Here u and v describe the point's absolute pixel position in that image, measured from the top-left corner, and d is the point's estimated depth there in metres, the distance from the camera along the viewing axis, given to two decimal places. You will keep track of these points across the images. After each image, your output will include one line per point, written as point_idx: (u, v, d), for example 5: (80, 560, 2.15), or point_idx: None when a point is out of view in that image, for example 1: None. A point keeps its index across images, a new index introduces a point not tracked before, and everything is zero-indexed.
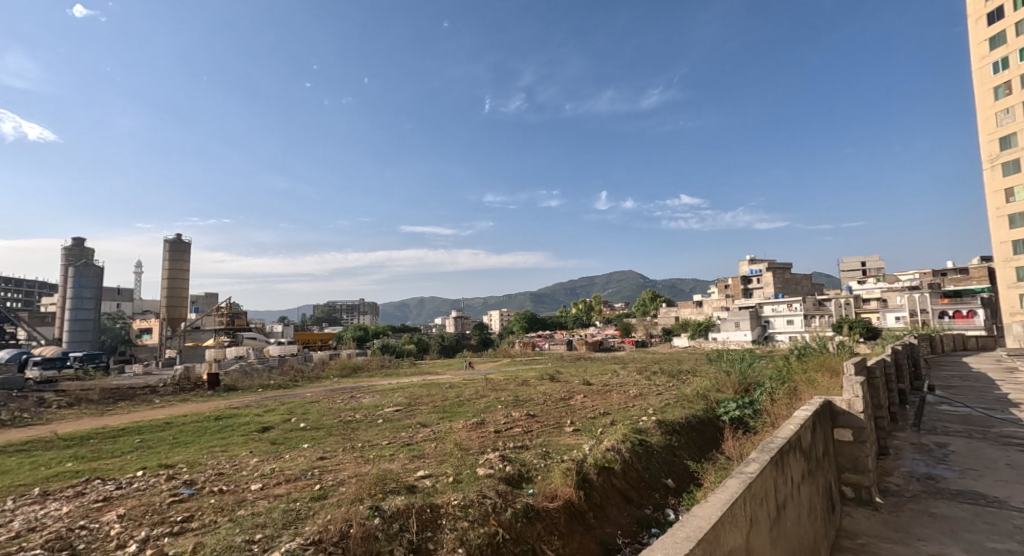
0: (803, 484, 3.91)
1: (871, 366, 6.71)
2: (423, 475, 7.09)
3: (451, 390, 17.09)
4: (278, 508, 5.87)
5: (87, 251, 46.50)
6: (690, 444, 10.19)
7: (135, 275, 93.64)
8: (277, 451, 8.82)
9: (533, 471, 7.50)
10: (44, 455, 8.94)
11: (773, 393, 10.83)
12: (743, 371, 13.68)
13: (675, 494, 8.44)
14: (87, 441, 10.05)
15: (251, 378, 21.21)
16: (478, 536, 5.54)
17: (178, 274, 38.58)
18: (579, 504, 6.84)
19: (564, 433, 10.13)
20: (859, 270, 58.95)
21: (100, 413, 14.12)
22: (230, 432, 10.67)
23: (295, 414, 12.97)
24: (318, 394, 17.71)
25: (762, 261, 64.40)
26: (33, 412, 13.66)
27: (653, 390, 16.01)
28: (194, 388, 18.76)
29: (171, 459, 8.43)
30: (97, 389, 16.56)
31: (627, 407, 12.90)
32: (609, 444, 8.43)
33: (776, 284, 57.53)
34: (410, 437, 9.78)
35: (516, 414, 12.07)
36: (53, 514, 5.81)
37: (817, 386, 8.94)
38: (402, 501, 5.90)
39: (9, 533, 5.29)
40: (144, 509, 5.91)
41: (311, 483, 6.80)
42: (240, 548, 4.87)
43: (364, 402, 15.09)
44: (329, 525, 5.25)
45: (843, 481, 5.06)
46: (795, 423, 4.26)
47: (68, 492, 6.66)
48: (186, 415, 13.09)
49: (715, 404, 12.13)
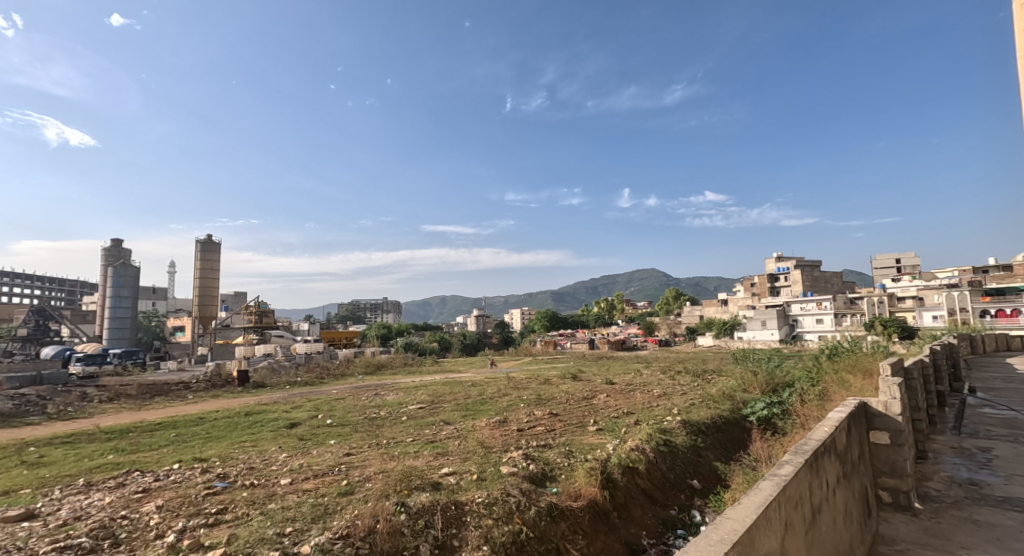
0: (838, 487, 3.82)
1: (909, 366, 6.49)
2: (448, 472, 7.14)
3: (473, 388, 17.19)
4: (306, 502, 5.99)
5: (125, 252, 48.29)
6: (716, 444, 10.02)
7: (169, 274, 97.49)
8: (305, 447, 9.00)
9: (557, 470, 7.49)
10: (87, 447, 9.33)
11: (803, 394, 10.56)
12: (771, 372, 13.39)
13: (701, 495, 8.32)
14: (126, 434, 10.45)
15: (278, 375, 21.66)
16: (502, 534, 5.57)
17: (209, 274, 39.63)
18: (604, 503, 6.80)
19: (588, 432, 10.08)
20: (893, 268, 57.04)
21: (138, 407, 14.62)
22: (259, 428, 10.95)
23: (322, 411, 13.22)
24: (343, 391, 17.99)
25: (790, 258, 62.92)
26: (77, 406, 14.26)
27: (677, 390, 15.77)
28: (224, 384, 19.24)
29: (205, 453, 8.69)
30: (135, 385, 17.16)
31: (651, 407, 12.74)
32: (633, 444, 8.37)
33: (805, 282, 56.04)
34: (434, 435, 9.86)
35: (539, 413, 12.05)
36: (96, 503, 6.06)
37: (850, 387, 8.72)
38: (428, 497, 5.98)
39: (56, 521, 5.54)
40: (180, 501, 6.10)
41: (338, 479, 6.92)
42: (272, 541, 4.99)
43: (388, 399, 15.29)
44: (357, 520, 5.33)
45: (879, 485, 4.91)
46: (829, 424, 4.17)
47: (109, 483, 6.93)
48: (218, 411, 13.44)
49: (742, 405, 11.89)
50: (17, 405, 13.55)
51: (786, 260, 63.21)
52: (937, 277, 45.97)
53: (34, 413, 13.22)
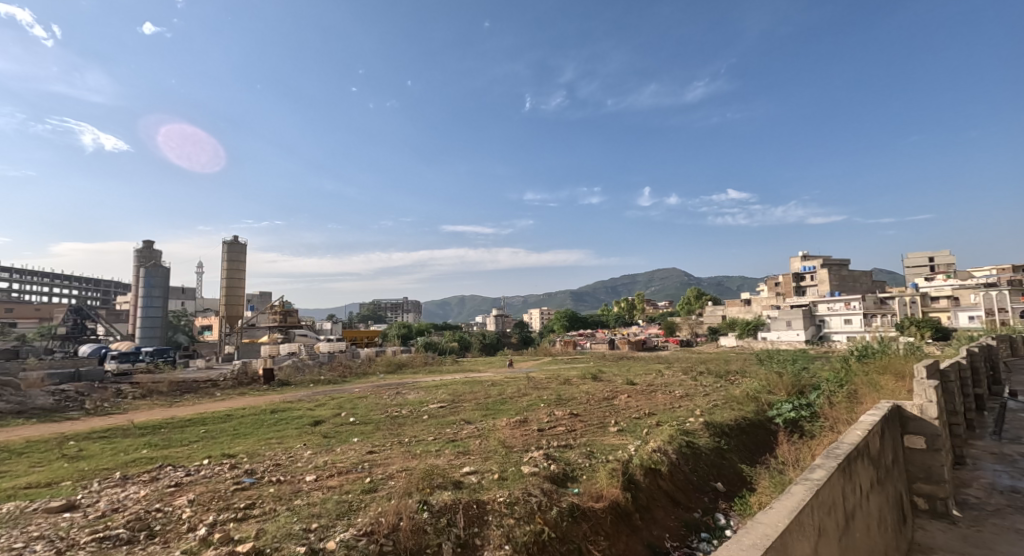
0: (872, 492, 3.72)
1: (945, 369, 6.29)
2: (469, 471, 7.17)
3: (494, 387, 17.26)
4: (331, 499, 6.09)
5: (156, 253, 49.72)
6: (740, 447, 9.86)
7: (199, 274, 100.54)
8: (329, 444, 9.15)
9: (578, 470, 7.47)
10: (122, 441, 9.66)
11: (832, 396, 10.30)
12: (797, 374, 13.13)
13: (725, 497, 8.18)
14: (159, 430, 10.78)
15: (302, 373, 22.06)
16: (524, 534, 5.57)
17: (236, 274, 40.55)
18: (626, 505, 6.75)
19: (608, 433, 10.02)
20: (926, 266, 55.39)
21: (169, 404, 15.06)
22: (285, 425, 11.17)
23: (345, 409, 13.44)
24: (366, 389, 18.26)
25: (816, 257, 61.57)
26: (112, 402, 14.76)
27: (700, 391, 15.56)
28: (251, 382, 19.70)
29: (233, 449, 8.89)
30: (167, 382, 17.66)
31: (673, 408, 12.59)
32: (655, 445, 8.31)
33: (832, 281, 54.73)
34: (455, 434, 9.93)
35: (560, 412, 12.00)
36: (132, 496, 6.27)
37: (881, 389, 8.50)
38: (450, 496, 6.02)
39: (95, 512, 5.74)
40: (211, 495, 6.27)
41: (362, 476, 7.02)
42: (298, 536, 5.09)
43: (409, 398, 15.44)
44: (381, 517, 5.39)
45: (914, 491, 4.76)
46: (863, 427, 4.06)
47: (144, 476, 7.15)
48: (245, 408, 13.74)
49: (768, 406, 11.66)
50: (58, 400, 14.11)
51: (812, 259, 61.85)
52: (973, 276, 44.48)
53: (73, 408, 13.72)
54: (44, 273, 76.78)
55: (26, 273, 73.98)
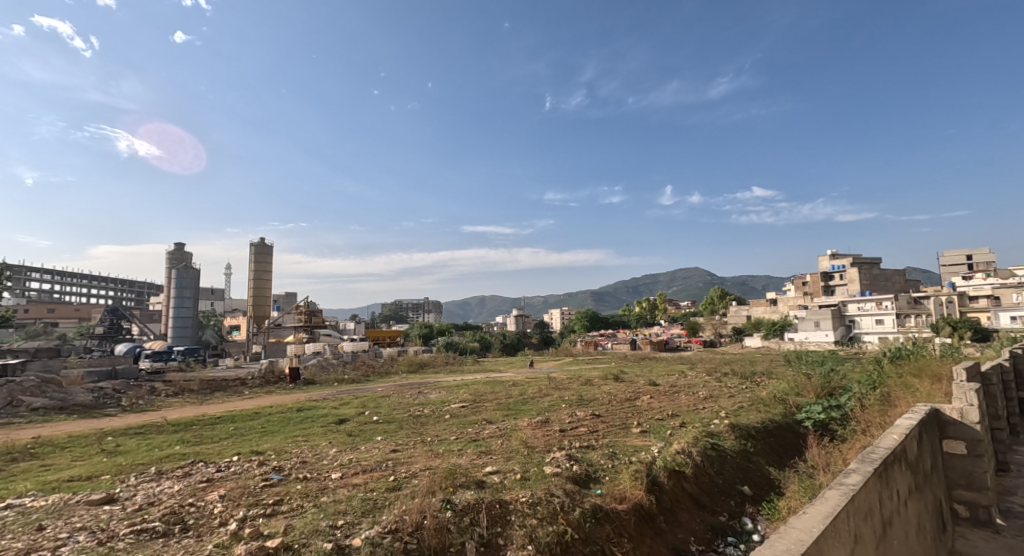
0: (910, 499, 3.59)
1: (987, 372, 6.05)
2: (491, 471, 7.18)
3: (515, 388, 17.26)
4: (357, 496, 6.18)
5: (187, 255, 51.14)
6: (768, 450, 9.66)
7: (226, 276, 103.14)
8: (353, 442, 9.28)
9: (601, 471, 7.41)
10: (157, 438, 9.95)
11: (864, 399, 10.00)
12: (827, 375, 12.79)
13: (752, 501, 8.02)
14: (191, 427, 11.09)
15: (327, 373, 22.39)
16: (547, 534, 5.56)
17: (263, 276, 41.48)
18: (650, 507, 6.67)
19: (631, 433, 9.94)
20: (963, 264, 53.49)
21: (199, 402, 15.47)
22: (311, 423, 11.36)
23: (368, 408, 13.61)
24: (388, 388, 18.47)
25: (845, 256, 60.02)
26: (147, 399, 15.20)
27: (725, 392, 15.27)
28: (278, 381, 20.12)
29: (262, 446, 9.11)
30: (197, 380, 18.11)
31: (698, 409, 12.43)
32: (679, 447, 8.19)
33: (863, 280, 53.15)
34: (477, 433, 9.96)
35: (581, 413, 11.95)
36: (167, 491, 6.46)
37: (917, 392, 8.22)
38: (472, 495, 6.05)
39: (133, 505, 5.93)
40: (241, 491, 6.42)
41: (385, 475, 7.09)
42: (325, 532, 5.16)
43: (431, 397, 15.55)
44: (405, 515, 5.44)
45: (954, 498, 4.60)
46: (899, 432, 3.92)
47: (178, 472, 7.37)
48: (272, 406, 14.03)
49: (796, 409, 11.37)
50: (96, 397, 14.65)
51: (841, 258, 60.24)
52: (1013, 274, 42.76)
53: (110, 405, 14.19)
54: (83, 274, 79.93)
55: (67, 276, 77.03)
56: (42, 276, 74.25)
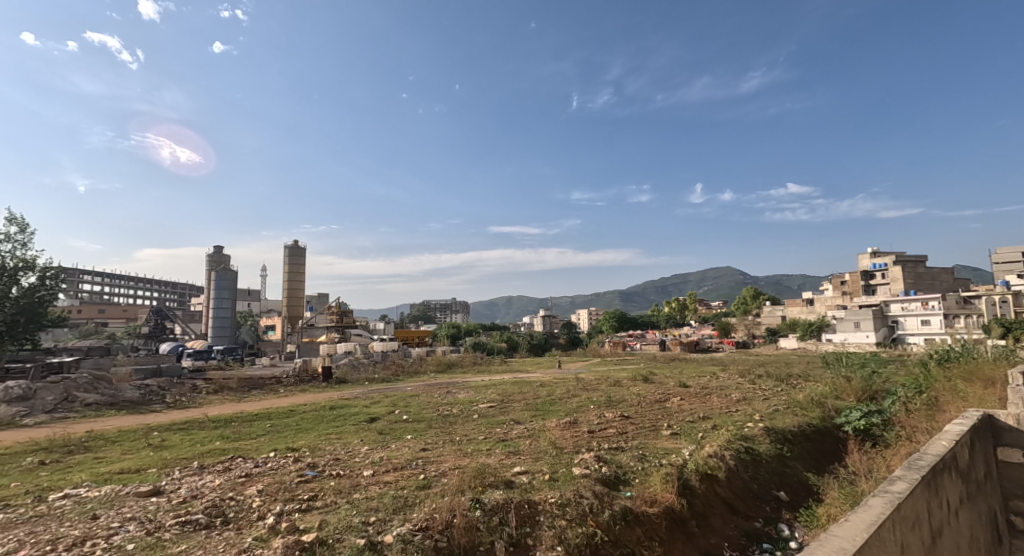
0: (961, 510, 3.46)
1: None
2: (520, 471, 7.21)
3: (543, 388, 17.24)
4: (388, 493, 6.29)
5: (225, 258, 52.90)
6: (805, 455, 9.39)
7: (262, 277, 106.26)
8: (385, 441, 9.46)
9: (631, 474, 7.35)
10: (199, 433, 10.37)
11: (909, 404, 9.63)
12: (868, 378, 12.33)
13: (789, 507, 7.80)
14: (230, 423, 11.51)
15: (358, 372, 22.84)
16: (577, 536, 5.55)
17: (297, 277, 42.57)
18: (682, 511, 6.58)
19: (661, 435, 9.83)
20: (1018, 262, 50.75)
21: (238, 399, 16.00)
22: (343, 421, 11.62)
23: (398, 407, 13.80)
24: (417, 388, 18.71)
25: (888, 254, 57.73)
26: (190, 397, 15.83)
27: (759, 394, 14.92)
28: (312, 379, 20.62)
29: (296, 443, 9.36)
30: (235, 378, 18.74)
31: (730, 411, 12.18)
32: (712, 450, 8.05)
33: (907, 279, 51.08)
34: (505, 433, 10.02)
35: (610, 415, 11.87)
36: (209, 484, 6.72)
37: (966, 397, 7.88)
38: (502, 495, 6.08)
39: (177, 498, 6.19)
40: (278, 486, 6.62)
41: (415, 473, 7.19)
42: (358, 529, 5.28)
43: (460, 397, 15.69)
44: (435, 514, 5.51)
45: (1009, 510, 4.43)
46: (949, 439, 3.78)
47: (218, 466, 7.66)
48: (307, 404, 14.40)
49: (834, 413, 11.01)
50: (143, 393, 15.32)
51: (882, 255, 58.03)
52: None
53: (155, 401, 14.84)
54: (130, 276, 83.78)
55: (115, 278, 80.85)
56: (93, 279, 78.12)
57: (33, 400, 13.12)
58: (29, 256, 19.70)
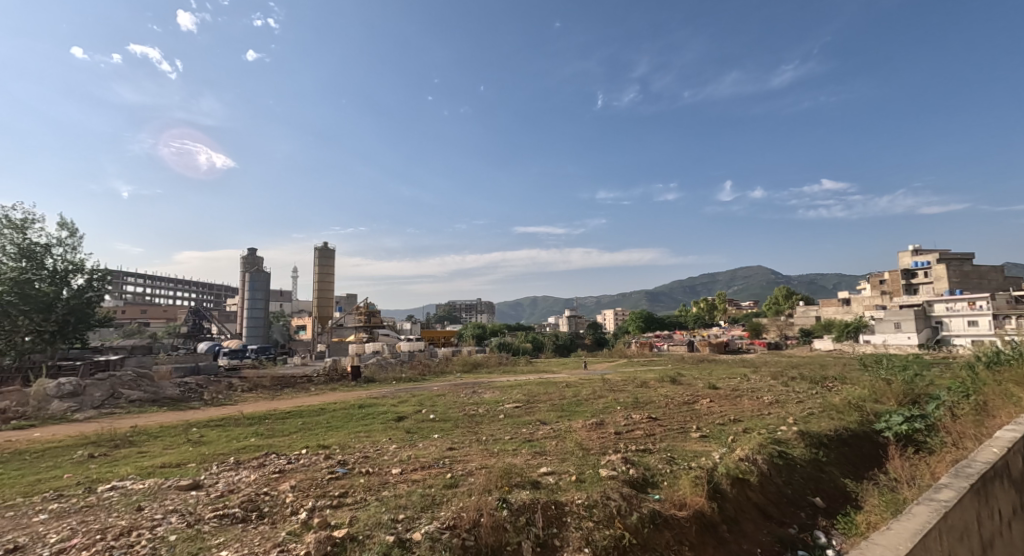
0: (1014, 520, 3.30)
1: None
2: (547, 472, 7.22)
3: (568, 389, 17.16)
4: (416, 491, 6.37)
5: (259, 259, 54.40)
6: (842, 460, 9.11)
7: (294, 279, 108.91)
8: (412, 440, 9.56)
9: (659, 476, 7.25)
10: (234, 430, 10.70)
11: (955, 409, 9.21)
12: (909, 382, 11.86)
13: (826, 514, 7.58)
14: (264, 420, 11.85)
15: (386, 371, 23.19)
16: (604, 538, 5.52)
17: (327, 278, 43.48)
18: (712, 516, 6.46)
19: (690, 438, 9.67)
20: None
21: (271, 397, 16.47)
22: (372, 420, 11.81)
23: (425, 406, 13.93)
24: (444, 388, 18.87)
25: (931, 251, 55.46)
26: (226, 394, 16.34)
27: (793, 397, 14.51)
28: (341, 378, 21.03)
29: (327, 440, 9.57)
30: (268, 377, 19.27)
31: (762, 414, 11.89)
32: (743, 454, 7.87)
33: (951, 278, 48.95)
34: (531, 434, 10.02)
35: (638, 416, 11.74)
36: (244, 480, 6.93)
37: (1017, 402, 7.51)
38: (528, 495, 6.09)
39: (215, 492, 6.39)
40: (310, 482, 6.78)
41: (443, 472, 7.27)
42: (387, 525, 5.36)
43: (486, 397, 15.77)
44: (463, 512, 5.56)
45: None
46: (1000, 446, 3.61)
47: (253, 462, 7.89)
48: (337, 403, 14.71)
49: (873, 417, 10.63)
50: (182, 391, 15.90)
51: (925, 253, 55.74)
52: None
53: (194, 398, 15.39)
54: (170, 277, 87.12)
55: (157, 280, 84.19)
56: (136, 280, 81.50)
57: (82, 396, 13.73)
58: (79, 258, 20.62)
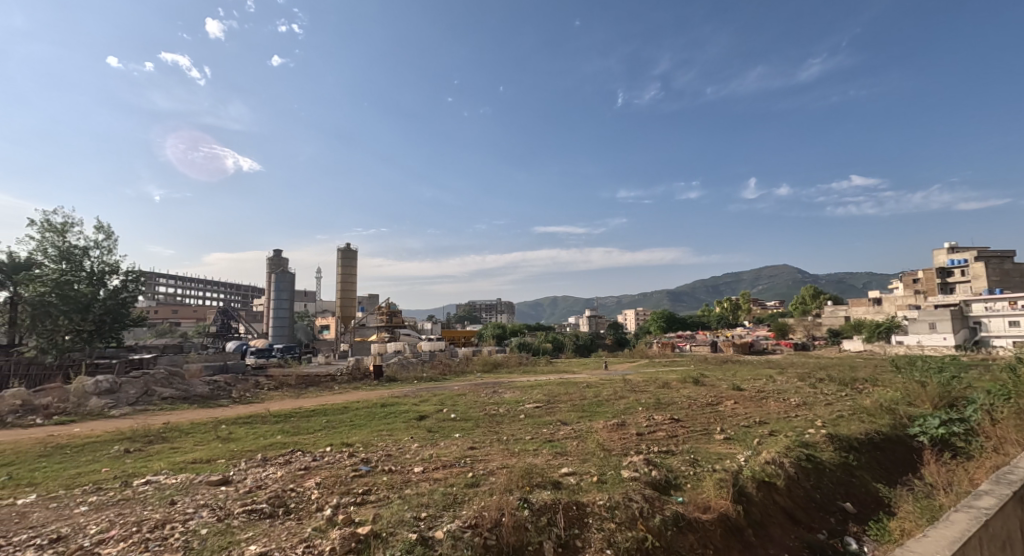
0: None
1: None
2: (568, 472, 7.20)
3: (589, 389, 17.08)
4: (438, 490, 6.40)
5: (284, 260, 55.43)
6: (873, 464, 8.86)
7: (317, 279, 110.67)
8: (434, 438, 9.63)
9: (682, 478, 7.16)
10: (261, 427, 10.94)
11: (994, 413, 8.88)
12: (944, 384, 11.47)
13: (856, 520, 7.38)
14: (290, 418, 12.08)
15: (408, 371, 23.38)
16: (626, 540, 5.47)
17: (350, 279, 44.07)
18: (737, 519, 6.34)
19: (713, 440, 9.52)
20: None
21: (296, 395, 16.79)
22: (394, 419, 11.92)
23: (446, 405, 14.01)
24: (465, 387, 18.93)
25: (967, 249, 53.64)
26: (253, 392, 16.71)
27: (821, 399, 14.18)
28: (363, 377, 21.31)
29: (350, 438, 9.69)
30: (294, 375, 19.65)
31: (789, 417, 11.63)
32: (769, 457, 7.71)
33: (990, 278, 47.24)
34: (552, 434, 9.99)
35: (660, 417, 11.61)
36: (271, 476, 7.07)
37: None
38: (550, 496, 6.07)
39: (243, 488, 6.54)
40: (333, 479, 6.88)
41: (464, 470, 7.30)
42: (410, 523, 5.41)
43: (506, 396, 15.79)
44: (485, 511, 5.57)
45: None
46: None
47: (279, 459, 8.05)
48: (360, 401, 14.92)
49: (906, 421, 10.32)
50: (212, 389, 16.32)
51: (961, 251, 53.91)
52: None
53: (223, 396, 15.78)
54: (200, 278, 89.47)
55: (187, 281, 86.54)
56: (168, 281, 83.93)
57: (119, 394, 14.23)
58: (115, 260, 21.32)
